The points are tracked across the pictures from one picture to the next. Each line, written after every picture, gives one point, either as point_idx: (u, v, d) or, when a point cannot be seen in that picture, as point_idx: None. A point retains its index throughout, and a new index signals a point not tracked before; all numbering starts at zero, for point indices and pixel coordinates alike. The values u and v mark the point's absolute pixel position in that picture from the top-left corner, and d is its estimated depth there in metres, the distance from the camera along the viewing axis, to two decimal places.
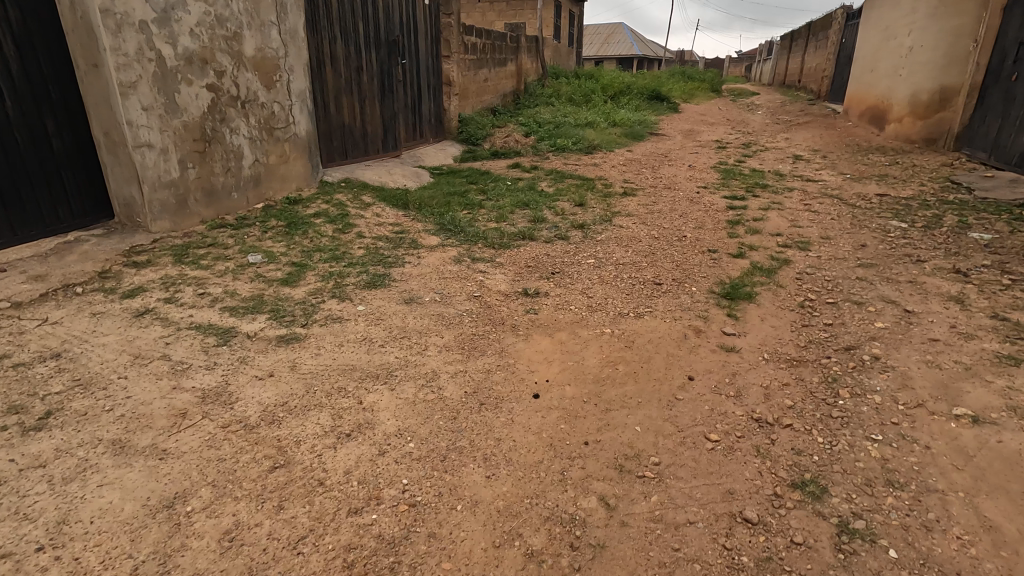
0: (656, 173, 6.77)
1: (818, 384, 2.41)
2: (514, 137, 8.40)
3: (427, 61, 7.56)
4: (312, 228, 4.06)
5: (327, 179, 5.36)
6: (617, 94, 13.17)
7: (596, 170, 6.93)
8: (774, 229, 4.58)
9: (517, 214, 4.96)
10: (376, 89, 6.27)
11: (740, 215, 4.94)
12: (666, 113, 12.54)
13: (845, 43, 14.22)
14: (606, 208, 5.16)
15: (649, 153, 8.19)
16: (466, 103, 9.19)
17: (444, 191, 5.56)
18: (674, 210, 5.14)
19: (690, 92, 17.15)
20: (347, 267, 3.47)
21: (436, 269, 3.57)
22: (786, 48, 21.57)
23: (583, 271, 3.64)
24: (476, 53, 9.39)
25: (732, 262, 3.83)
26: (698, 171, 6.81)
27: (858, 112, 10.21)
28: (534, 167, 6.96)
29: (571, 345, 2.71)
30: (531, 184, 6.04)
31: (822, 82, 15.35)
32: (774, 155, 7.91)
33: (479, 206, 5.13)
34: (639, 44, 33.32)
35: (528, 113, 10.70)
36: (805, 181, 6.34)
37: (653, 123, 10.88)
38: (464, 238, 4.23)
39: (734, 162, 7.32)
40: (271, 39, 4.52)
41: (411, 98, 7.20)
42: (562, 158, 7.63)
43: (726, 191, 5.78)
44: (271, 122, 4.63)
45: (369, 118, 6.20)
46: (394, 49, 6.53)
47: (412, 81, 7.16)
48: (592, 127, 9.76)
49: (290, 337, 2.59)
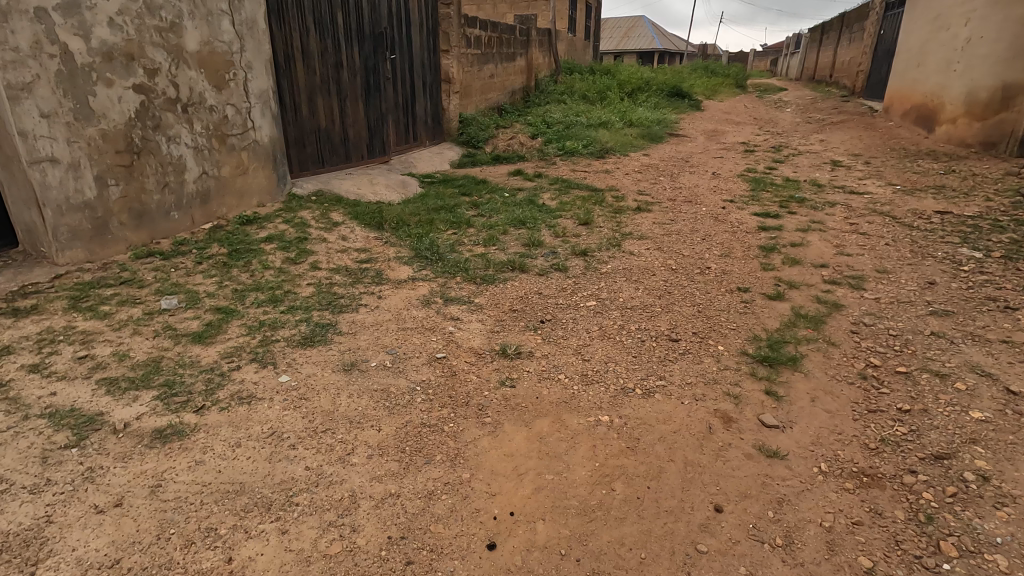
0: (675, 182, 6.00)
1: (905, 526, 1.66)
2: (519, 140, 7.67)
3: (422, 56, 6.86)
4: (258, 257, 3.40)
5: (296, 192, 4.71)
6: (635, 90, 12.33)
7: (607, 178, 6.19)
8: (817, 259, 3.80)
9: (510, 235, 4.25)
10: (360, 88, 5.61)
11: (774, 239, 4.16)
12: (687, 112, 11.68)
13: (883, 34, 13.17)
14: (614, 227, 4.43)
15: (668, 157, 7.41)
16: (469, 102, 8.47)
17: (430, 206, 4.87)
18: (696, 230, 4.38)
19: (714, 88, 16.20)
20: (284, 313, 2.80)
21: (398, 315, 2.89)
22: (816, 41, 20.43)
23: (580, 319, 2.92)
24: (481, 47, 8.67)
25: (768, 307, 3.08)
26: (723, 181, 6.01)
27: (901, 112, 9.25)
28: (538, 175, 6.24)
29: (552, 444, 1.99)
30: (531, 197, 5.33)
31: (858, 77, 14.29)
32: (809, 161, 7.07)
33: (467, 225, 4.43)
34: (660, 38, 32.19)
35: (537, 112, 9.95)
36: (848, 193, 5.52)
37: (673, 123, 10.05)
38: (441, 269, 3.54)
39: (765, 169, 6.50)
40: (221, 30, 3.86)
41: (403, 98, 6.52)
42: (570, 164, 6.88)
43: (756, 207, 5.00)
44: (223, 128, 3.99)
45: (351, 121, 5.54)
46: (382, 43, 5.86)
47: (404, 79, 6.48)
48: (606, 127, 8.99)
49: (171, 432, 1.93)
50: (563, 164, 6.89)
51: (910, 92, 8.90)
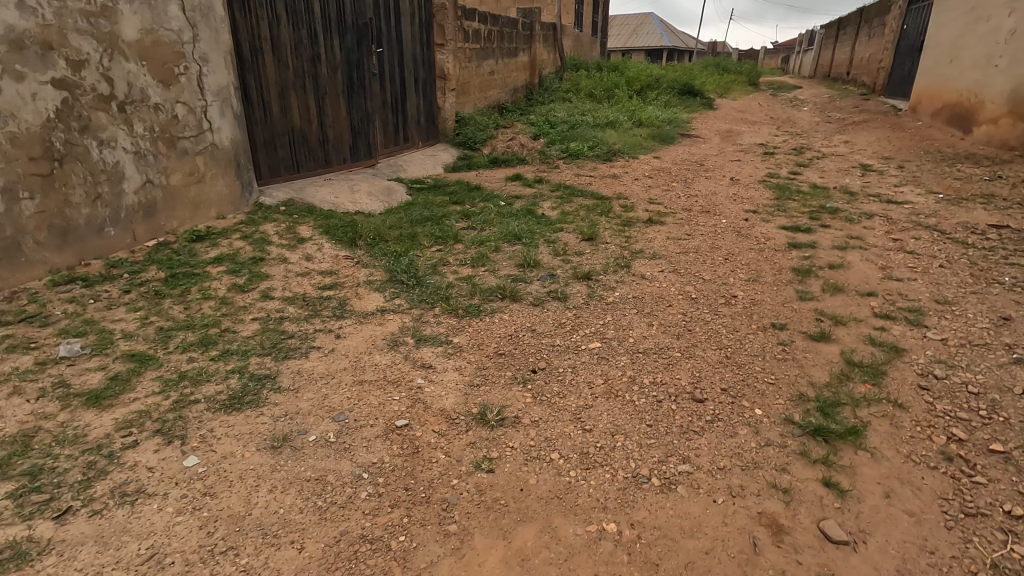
0: (689, 189, 5.43)
1: None
2: (520, 141, 7.11)
3: (413, 50, 6.33)
4: (201, 283, 2.87)
5: (264, 202, 4.18)
6: (645, 88, 11.74)
7: (614, 184, 5.62)
8: (862, 286, 3.23)
9: (502, 253, 3.71)
10: (342, 85, 5.08)
11: (808, 259, 3.59)
12: (699, 111, 11.09)
13: (906, 29, 12.52)
14: (623, 244, 3.87)
15: (682, 161, 6.83)
16: (467, 100, 7.92)
17: (415, 217, 4.33)
18: (717, 248, 3.82)
19: (726, 86, 15.56)
20: (214, 361, 2.27)
21: (357, 362, 2.36)
22: (832, 38, 19.74)
23: (581, 368, 2.37)
24: (480, 42, 8.12)
25: (811, 353, 2.51)
26: (744, 188, 5.43)
27: (932, 111, 8.61)
28: (539, 180, 5.69)
29: (536, 574, 1.45)
30: (529, 206, 4.79)
31: (879, 74, 13.62)
32: (835, 164, 6.47)
33: (454, 239, 3.89)
34: (669, 35, 31.50)
35: (541, 111, 9.40)
36: (885, 203, 4.93)
37: (684, 123, 9.47)
38: (417, 298, 2.99)
39: (788, 175, 5.92)
40: (168, 16, 3.35)
41: (393, 95, 5.99)
42: (574, 168, 6.32)
43: (783, 219, 4.43)
44: (172, 129, 3.47)
45: (331, 121, 5.01)
46: (367, 35, 5.33)
47: (394, 75, 5.95)
48: (614, 128, 8.42)
49: (10, 556, 1.40)
50: (566, 168, 6.33)
51: (942, 91, 8.26)
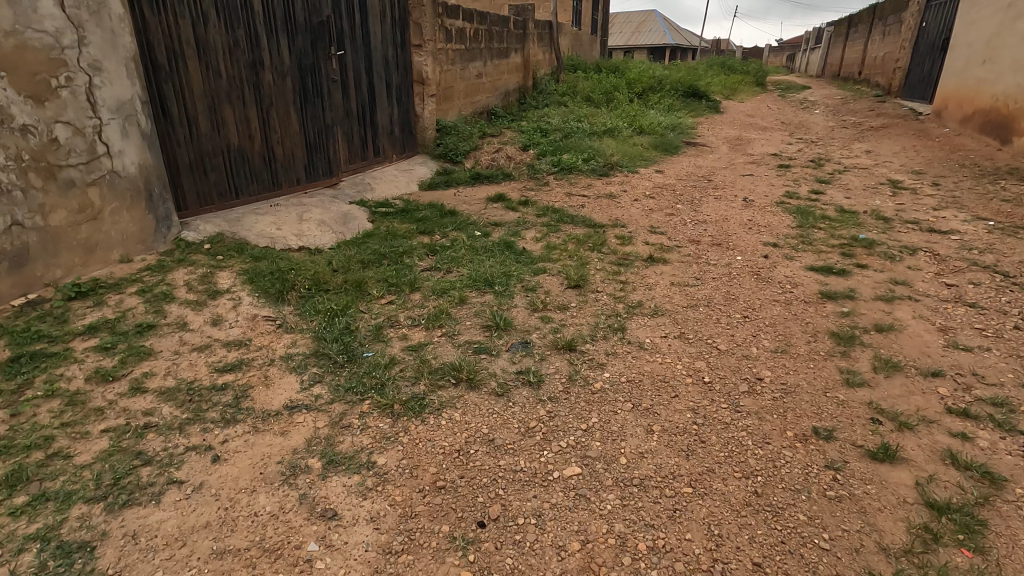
0: (697, 214, 4.72)
1: None
2: (507, 153, 6.39)
3: (383, 51, 5.62)
4: (54, 368, 2.18)
5: (186, 238, 3.48)
6: (647, 90, 11.02)
7: (610, 207, 4.91)
8: (922, 361, 2.52)
9: (468, 307, 3.01)
10: (291, 94, 4.39)
11: (848, 318, 2.88)
12: (705, 115, 10.36)
13: (924, 28, 11.80)
14: (617, 294, 3.17)
15: (687, 175, 6.12)
16: (451, 106, 7.21)
17: (370, 255, 3.63)
18: (733, 299, 3.10)
19: (732, 87, 14.81)
20: (14, 516, 1.57)
21: (230, 509, 1.66)
22: (841, 37, 18.99)
23: (549, 519, 1.67)
24: (465, 42, 7.39)
25: (875, 487, 1.79)
26: (759, 212, 4.71)
27: (962, 118, 7.86)
28: (524, 202, 4.98)
29: None
30: (509, 238, 4.08)
31: (895, 75, 12.86)
32: (860, 181, 5.75)
33: (412, 288, 3.19)
34: (672, 33, 30.73)
35: (534, 117, 8.69)
36: (927, 232, 4.21)
37: (689, 130, 8.75)
38: (344, 383, 2.29)
39: (809, 194, 5.20)
40: (39, 14, 2.66)
41: (359, 104, 5.28)
42: (566, 186, 5.61)
43: (809, 256, 3.71)
44: (50, 156, 2.77)
45: (278, 136, 4.32)
46: (325, 35, 4.63)
47: (360, 81, 5.25)
48: (613, 136, 7.71)
49: None
50: (557, 186, 5.62)
51: (976, 96, 7.51)
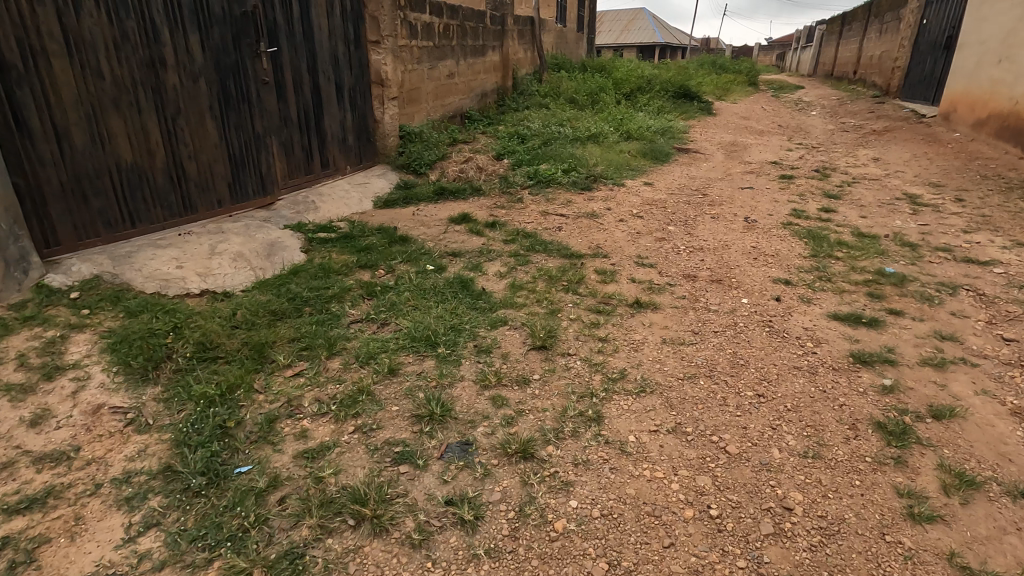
0: (691, 238, 4.05)
1: None
2: (478, 163, 5.69)
3: (331, 48, 4.90)
4: None
5: (51, 283, 2.73)
6: (636, 91, 10.38)
7: (591, 230, 4.24)
8: (1002, 470, 1.85)
9: (400, 382, 2.31)
10: (207, 99, 3.65)
11: (892, 397, 2.21)
12: (697, 118, 9.72)
13: (925, 25, 11.25)
14: (594, 358, 2.48)
15: (679, 189, 5.45)
16: (418, 109, 6.49)
17: (290, 302, 2.92)
18: (740, 365, 2.43)
19: (725, 87, 14.19)
20: None
21: None
22: (835, 35, 18.48)
23: None
24: (433, 38, 6.68)
25: None
26: (763, 236, 4.05)
27: (974, 122, 7.27)
28: (492, 224, 4.28)
29: None
30: (467, 274, 3.38)
31: (894, 75, 12.28)
32: (874, 196, 5.11)
33: (331, 351, 2.49)
34: (661, 31, 30.17)
35: (512, 121, 8.00)
36: (965, 262, 3.56)
37: (680, 135, 8.10)
38: (192, 526, 1.58)
39: (818, 213, 4.55)
40: None
41: (301, 110, 4.56)
42: (543, 202, 4.93)
43: (828, 300, 3.05)
44: None
45: (190, 150, 3.59)
46: (252, 29, 3.90)
47: (302, 83, 4.53)
48: (598, 142, 7.03)
49: None
50: (532, 203, 4.93)
51: (991, 98, 6.95)
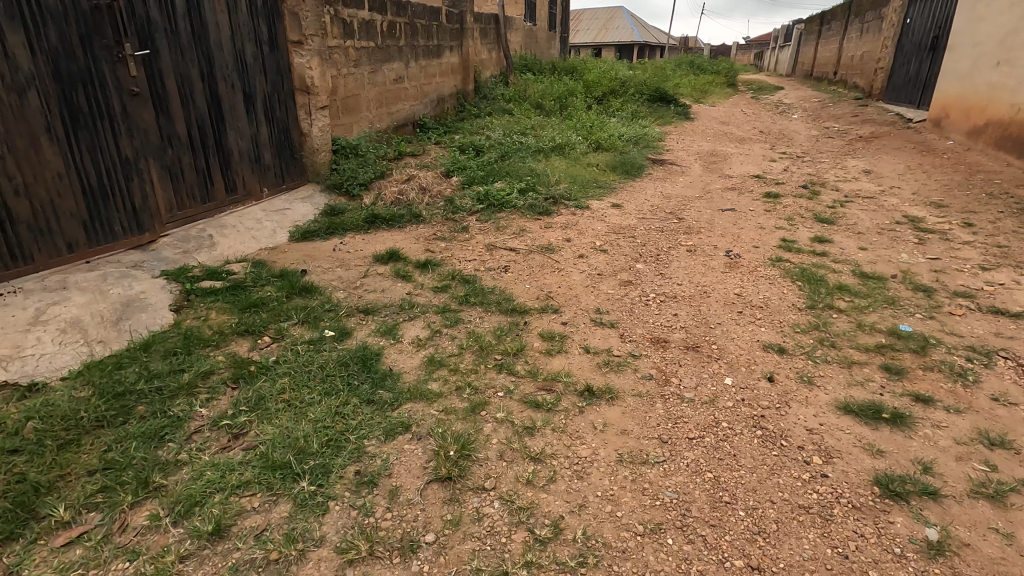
0: (663, 282, 3.36)
1: None
2: (421, 183, 4.93)
3: (235, 52, 4.12)
4: None
5: None
6: (609, 94, 9.71)
7: (543, 271, 3.52)
8: None
9: (226, 553, 1.56)
10: (42, 118, 2.86)
11: (941, 566, 1.52)
12: (673, 123, 9.08)
13: (908, 24, 10.76)
14: (518, 494, 1.76)
15: (652, 211, 4.76)
16: (356, 119, 5.71)
17: (119, 400, 2.15)
18: (723, 505, 1.72)
19: (702, 88, 13.58)
20: None
21: None
22: (813, 35, 18.06)
23: None
24: (375, 38, 5.91)
25: None
26: (748, 277, 3.37)
27: (971, 129, 6.72)
28: (425, 264, 3.54)
29: None
30: (375, 345, 2.63)
31: (876, 76, 11.78)
32: (871, 219, 4.49)
33: (139, 495, 1.72)
34: (639, 30, 29.63)
35: (471, 130, 7.26)
36: (993, 314, 2.92)
37: (654, 144, 7.44)
38: None
39: (810, 245, 3.90)
40: None
41: (192, 127, 3.77)
42: (491, 232, 4.20)
43: (835, 378, 2.37)
44: None
45: (18, 184, 2.79)
46: (108, 29, 3.12)
47: (192, 93, 3.75)
48: (563, 154, 6.33)
49: None
50: (478, 233, 4.19)
51: (991, 104, 6.40)
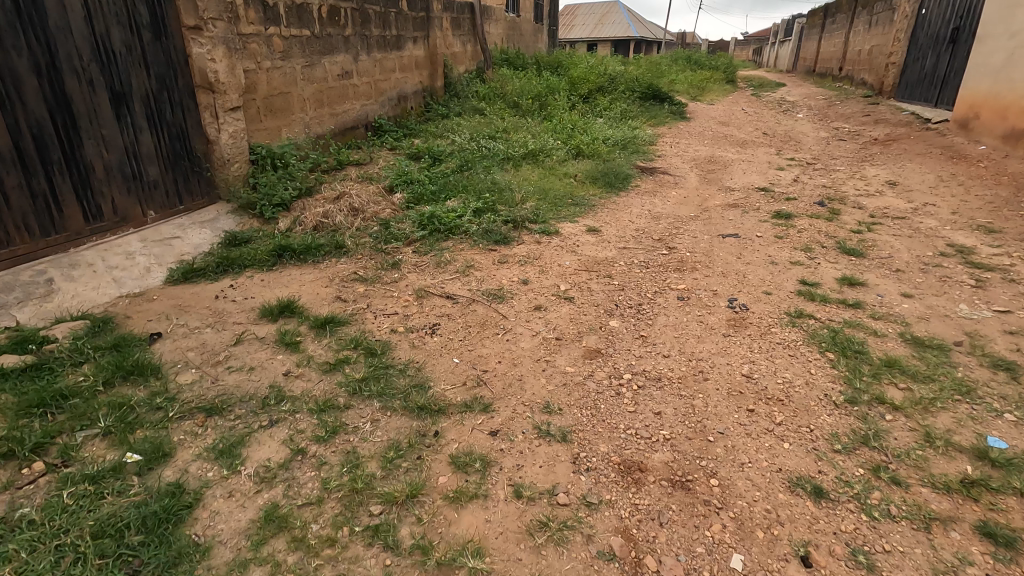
0: (643, 353, 2.46)
1: None
2: (353, 203, 4.01)
3: (94, 38, 3.19)
4: None
5: None
6: (596, 92, 8.79)
7: (483, 334, 2.60)
8: None
9: None
10: None
11: None
12: (667, 124, 8.17)
13: (923, 15, 9.86)
14: None
15: (636, 238, 3.85)
16: (286, 121, 4.76)
17: None
18: None
19: (700, 85, 12.63)
20: None
21: None
22: (816, 28, 17.15)
23: None
24: (311, 25, 4.96)
25: None
26: (760, 346, 2.47)
27: (1007, 132, 5.83)
28: (323, 323, 2.62)
29: None
30: (195, 482, 1.72)
31: (888, 72, 10.89)
32: (908, 250, 3.59)
33: None
34: (634, 25, 28.63)
35: (435, 133, 6.33)
36: None
37: (644, 149, 6.53)
38: None
39: (837, 291, 3.00)
40: None
41: (22, 138, 2.85)
42: (428, 270, 3.29)
43: (910, 558, 1.47)
44: None
45: None
46: None
47: (21, 94, 2.84)
48: (537, 162, 5.42)
49: None
50: (411, 272, 3.28)
51: None
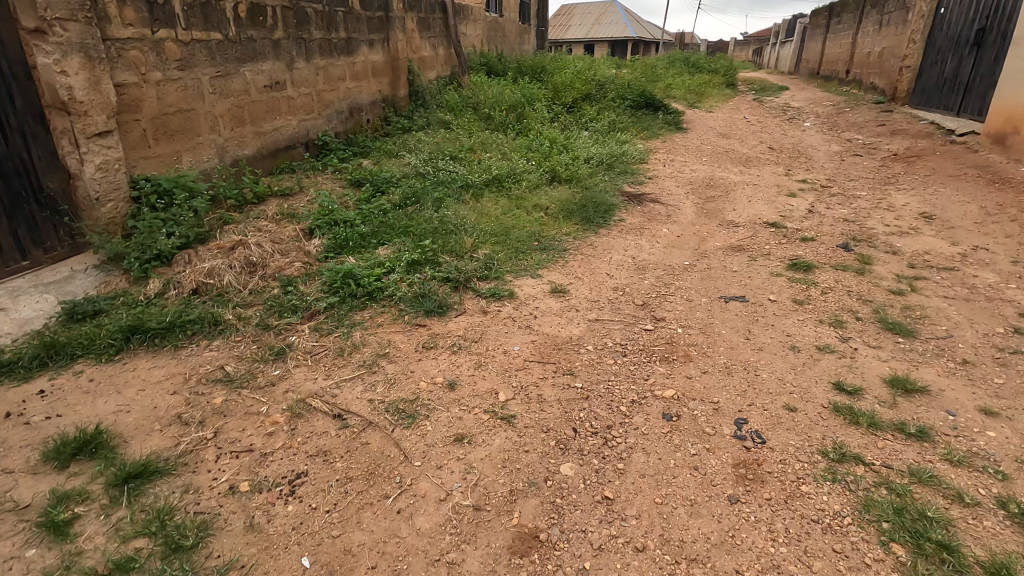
0: (605, 542, 1.58)
1: None
2: (251, 256, 3.12)
3: None
4: None
5: None
6: (583, 100, 7.92)
7: (366, 495, 1.72)
8: None
9: None
10: None
11: None
12: (662, 136, 7.30)
13: (941, 14, 8.99)
14: None
15: (612, 304, 2.97)
16: (187, 145, 3.87)
17: None
18: None
19: (698, 90, 11.75)
20: None
21: None
22: (820, 29, 16.28)
23: None
24: (223, 26, 4.07)
25: None
26: (786, 528, 1.60)
27: None
28: (121, 478, 1.73)
29: None
30: None
31: (901, 77, 10.03)
32: (972, 326, 2.71)
33: None
34: (631, 25, 27.76)
35: (389, 153, 5.45)
36: None
37: (633, 169, 5.66)
38: None
39: (888, 404, 2.12)
40: None
41: None
42: (325, 363, 2.42)
43: None
44: None
45: None
46: None
47: None
48: (503, 190, 4.55)
49: None
50: (299, 366, 2.39)
51: None
